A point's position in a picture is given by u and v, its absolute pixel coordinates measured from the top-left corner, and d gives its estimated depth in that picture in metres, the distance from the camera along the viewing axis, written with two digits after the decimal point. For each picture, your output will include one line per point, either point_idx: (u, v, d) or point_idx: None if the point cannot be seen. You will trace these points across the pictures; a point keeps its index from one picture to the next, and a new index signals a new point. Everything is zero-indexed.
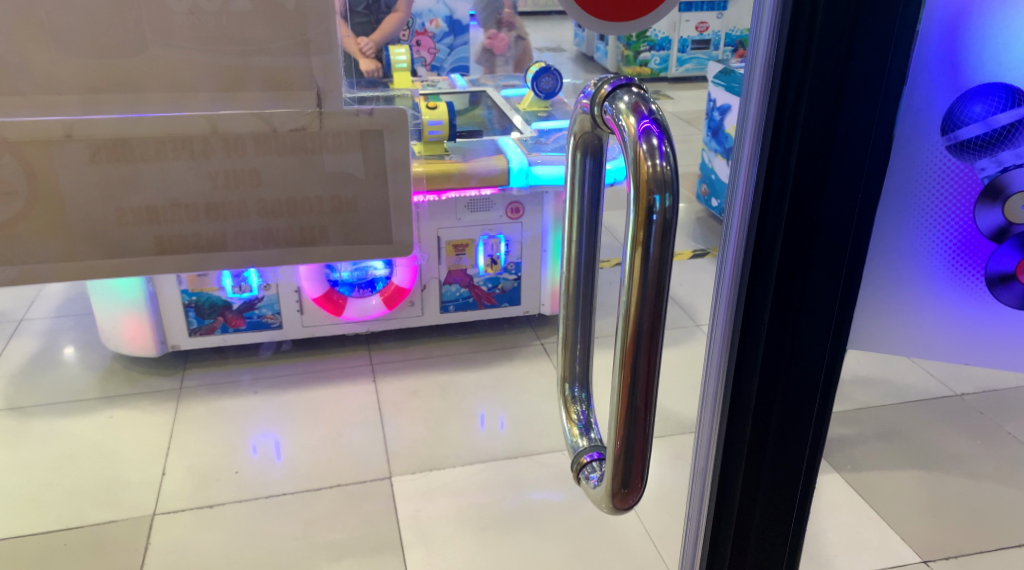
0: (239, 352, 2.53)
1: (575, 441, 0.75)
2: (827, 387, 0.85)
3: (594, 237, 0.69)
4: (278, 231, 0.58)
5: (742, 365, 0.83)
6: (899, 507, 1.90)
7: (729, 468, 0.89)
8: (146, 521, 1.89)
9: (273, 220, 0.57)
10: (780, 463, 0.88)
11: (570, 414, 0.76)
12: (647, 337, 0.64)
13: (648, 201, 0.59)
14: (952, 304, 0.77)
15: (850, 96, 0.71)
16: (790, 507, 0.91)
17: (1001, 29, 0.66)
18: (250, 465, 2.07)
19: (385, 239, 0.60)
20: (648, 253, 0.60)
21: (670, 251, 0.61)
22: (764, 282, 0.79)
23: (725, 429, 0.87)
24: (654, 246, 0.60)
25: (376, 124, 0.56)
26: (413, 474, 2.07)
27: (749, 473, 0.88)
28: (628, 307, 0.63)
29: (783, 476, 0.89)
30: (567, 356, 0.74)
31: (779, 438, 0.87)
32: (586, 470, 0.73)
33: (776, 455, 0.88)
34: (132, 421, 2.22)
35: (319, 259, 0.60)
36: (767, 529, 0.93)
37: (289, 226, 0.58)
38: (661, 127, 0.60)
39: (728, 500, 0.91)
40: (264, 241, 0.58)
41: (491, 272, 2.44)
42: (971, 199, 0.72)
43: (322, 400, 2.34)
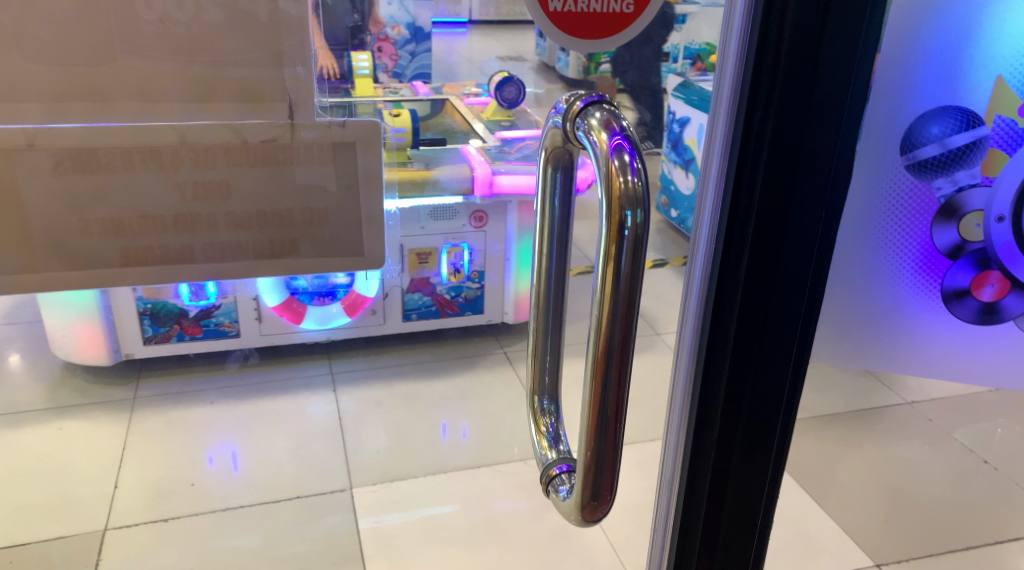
0: (206, 364, 2.54)
1: (545, 453, 0.75)
2: (791, 396, 0.88)
3: (565, 253, 0.69)
4: (251, 241, 0.60)
5: (708, 378, 0.86)
6: (854, 513, 1.95)
7: (696, 477, 0.91)
8: (98, 537, 1.94)
9: (244, 230, 0.59)
10: (745, 470, 0.91)
11: (539, 426, 0.75)
12: (619, 351, 0.64)
13: (620, 217, 0.60)
14: (910, 316, 0.82)
15: (815, 119, 0.73)
16: (756, 513, 0.94)
17: (955, 55, 0.69)
18: (206, 477, 2.13)
19: (356, 251, 0.63)
20: (620, 267, 0.61)
21: (641, 267, 0.62)
22: (730, 298, 0.81)
23: (692, 438, 0.89)
24: (625, 261, 0.61)
25: (348, 137, 0.59)
26: (374, 485, 2.14)
27: (716, 481, 0.91)
28: (600, 322, 0.64)
29: (749, 484, 0.91)
30: (534, 369, 0.75)
31: (745, 446, 0.89)
32: (554, 483, 0.74)
33: (741, 463, 0.90)
34: (84, 431, 2.25)
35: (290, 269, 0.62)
36: (733, 536, 0.95)
37: (260, 237, 0.60)
38: (632, 143, 0.60)
39: (694, 507, 0.93)
40: (232, 253, 0.60)
41: (454, 280, 2.47)
42: (929, 217, 0.76)
43: (281, 411, 2.40)
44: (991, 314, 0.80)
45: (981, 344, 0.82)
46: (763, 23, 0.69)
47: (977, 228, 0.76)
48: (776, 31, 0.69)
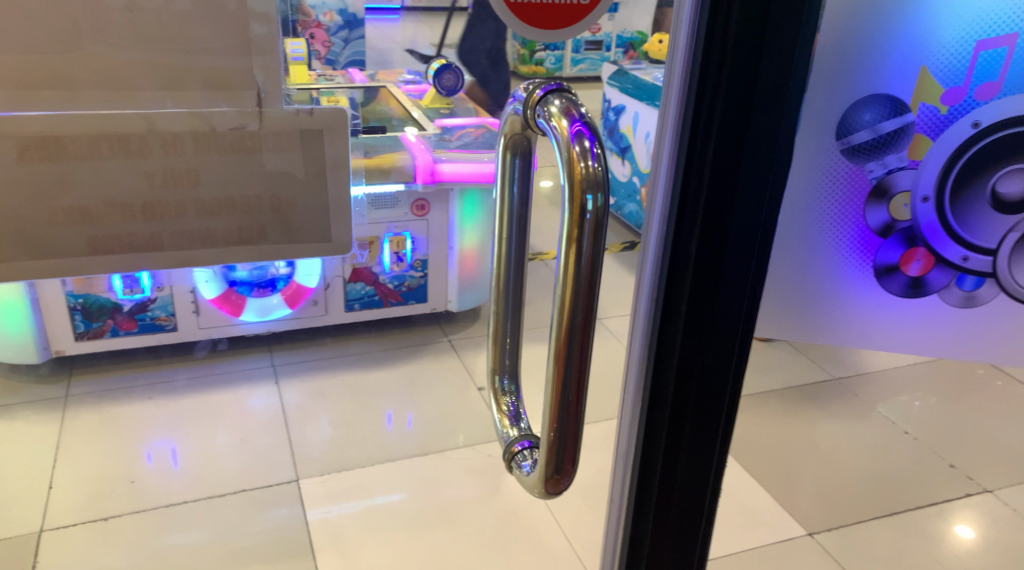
0: (180, 351, 2.69)
1: (506, 432, 0.78)
2: (738, 369, 0.93)
3: (523, 237, 0.72)
4: (222, 228, 0.65)
5: (662, 350, 0.92)
6: (788, 484, 2.05)
7: (651, 444, 0.97)
8: (35, 538, 1.99)
9: (215, 216, 0.64)
10: (696, 441, 0.96)
11: (500, 406, 0.78)
12: (581, 330, 0.67)
13: (581, 200, 0.62)
14: (846, 292, 0.87)
15: (759, 104, 0.79)
16: (706, 484, 0.99)
17: (882, 47, 0.75)
18: (146, 474, 2.20)
19: (323, 238, 0.69)
20: (581, 249, 0.64)
21: (601, 248, 0.65)
22: (682, 274, 0.87)
23: (646, 407, 0.95)
24: (587, 243, 0.64)
25: (316, 124, 0.64)
26: (321, 476, 2.23)
27: (670, 449, 0.96)
28: (563, 302, 0.66)
29: (700, 454, 0.97)
30: (494, 352, 0.77)
31: (696, 418, 0.94)
32: (517, 459, 0.77)
33: (694, 434, 0.95)
34: (15, 431, 2.31)
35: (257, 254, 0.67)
36: (686, 506, 1.00)
37: (229, 224, 0.65)
38: (593, 130, 0.63)
39: (649, 475, 0.98)
40: (201, 239, 0.65)
41: (397, 270, 2.58)
42: (861, 198, 0.82)
43: (222, 405, 2.48)
44: (918, 288, 0.85)
45: (911, 318, 0.87)
46: (711, 14, 0.76)
47: (905, 208, 0.81)
48: (723, 21, 0.76)
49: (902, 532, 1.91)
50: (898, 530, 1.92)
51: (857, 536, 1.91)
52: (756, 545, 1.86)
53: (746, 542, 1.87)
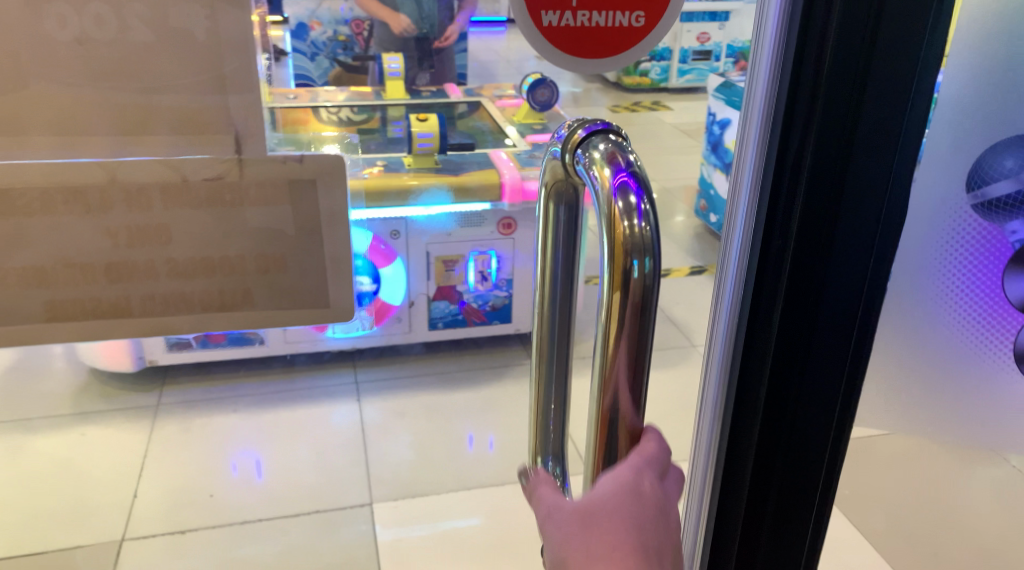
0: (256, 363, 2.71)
1: None
2: (838, 436, 0.95)
3: (571, 302, 0.66)
4: (203, 291, 0.64)
5: (740, 401, 0.90)
6: (897, 545, 1.85)
7: (730, 492, 0.95)
8: (115, 546, 2.02)
9: (193, 280, 0.63)
10: (783, 501, 0.96)
11: None
12: (630, 392, 0.61)
13: (625, 265, 0.57)
14: (984, 355, 0.87)
15: (860, 156, 0.79)
16: (796, 543, 1.00)
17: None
18: (224, 488, 2.20)
19: (324, 302, 0.67)
20: (625, 311, 0.58)
21: (649, 318, 0.59)
22: (763, 325, 0.86)
23: (723, 457, 0.94)
24: (630, 309, 0.58)
25: (308, 171, 0.61)
26: (395, 501, 2.17)
27: (753, 504, 0.96)
28: (606, 358, 0.60)
29: (785, 514, 0.98)
30: (533, 441, 0.71)
31: (781, 479, 0.95)
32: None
33: (782, 481, 0.95)
34: (105, 436, 2.38)
35: (246, 320, 0.66)
36: (771, 562, 1.00)
37: (212, 286, 0.64)
38: (640, 180, 0.57)
39: (727, 528, 0.97)
40: (177, 302, 0.64)
41: (482, 288, 2.53)
42: (1002, 261, 0.83)
43: (303, 420, 2.47)
44: None
45: None
46: (802, 50, 0.74)
47: None
48: (817, 65, 0.74)
49: None
50: None
51: None
52: None
53: None
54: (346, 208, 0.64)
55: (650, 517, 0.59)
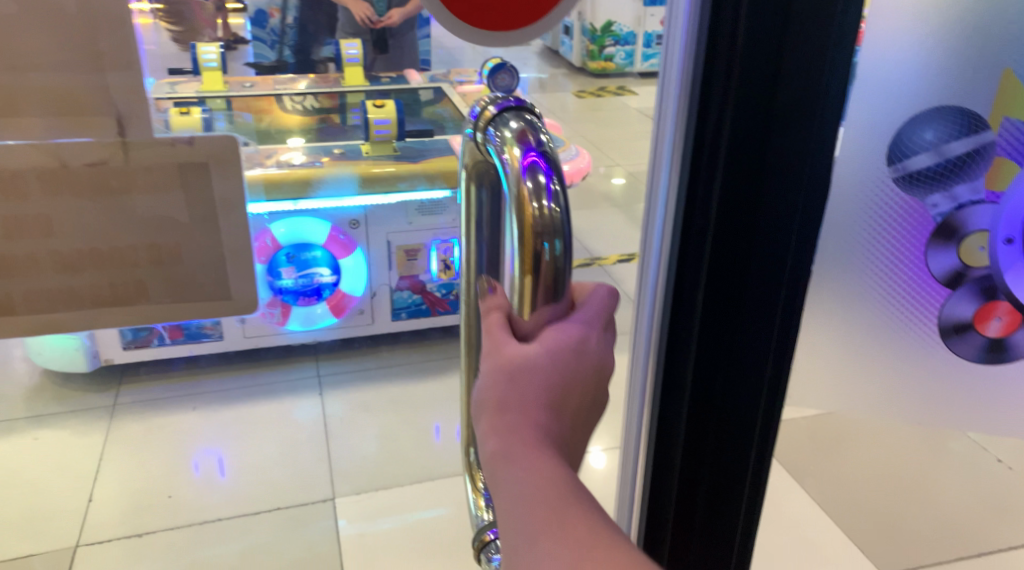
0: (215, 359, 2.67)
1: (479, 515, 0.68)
2: (770, 403, 0.97)
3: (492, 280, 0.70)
4: (95, 285, 0.81)
5: (673, 359, 0.95)
6: (858, 521, 1.87)
7: (666, 462, 1.01)
8: (71, 552, 1.97)
9: (82, 273, 0.80)
10: (720, 462, 1.00)
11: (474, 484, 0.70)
12: (546, 318, 0.61)
13: (535, 246, 0.59)
14: (909, 328, 0.88)
15: (777, 130, 0.82)
16: (735, 505, 1.03)
17: (941, 75, 0.75)
18: (183, 488, 2.16)
19: (221, 295, 0.87)
20: (538, 281, 0.60)
21: (561, 291, 0.61)
22: (688, 303, 0.92)
23: (660, 413, 0.99)
24: (542, 284, 0.60)
25: (199, 161, 0.80)
26: (358, 495, 2.15)
27: (690, 462, 1.00)
28: (523, 298, 0.61)
29: (724, 477, 1.01)
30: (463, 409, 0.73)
31: (717, 440, 0.99)
32: (488, 551, 0.66)
33: (713, 454, 1.00)
34: (59, 440, 2.32)
35: (137, 312, 0.84)
36: (711, 522, 1.04)
37: (104, 281, 0.81)
38: (548, 161, 0.60)
39: (668, 484, 1.02)
40: (73, 294, 0.80)
41: (445, 277, 2.51)
42: (925, 236, 0.83)
43: (265, 416, 2.43)
44: (993, 348, 0.86)
45: (976, 374, 0.88)
46: (715, 28, 0.78)
47: (979, 251, 0.82)
48: (728, 41, 0.78)
49: None
50: None
51: None
52: None
53: None
54: (238, 199, 0.82)
55: (586, 369, 0.60)
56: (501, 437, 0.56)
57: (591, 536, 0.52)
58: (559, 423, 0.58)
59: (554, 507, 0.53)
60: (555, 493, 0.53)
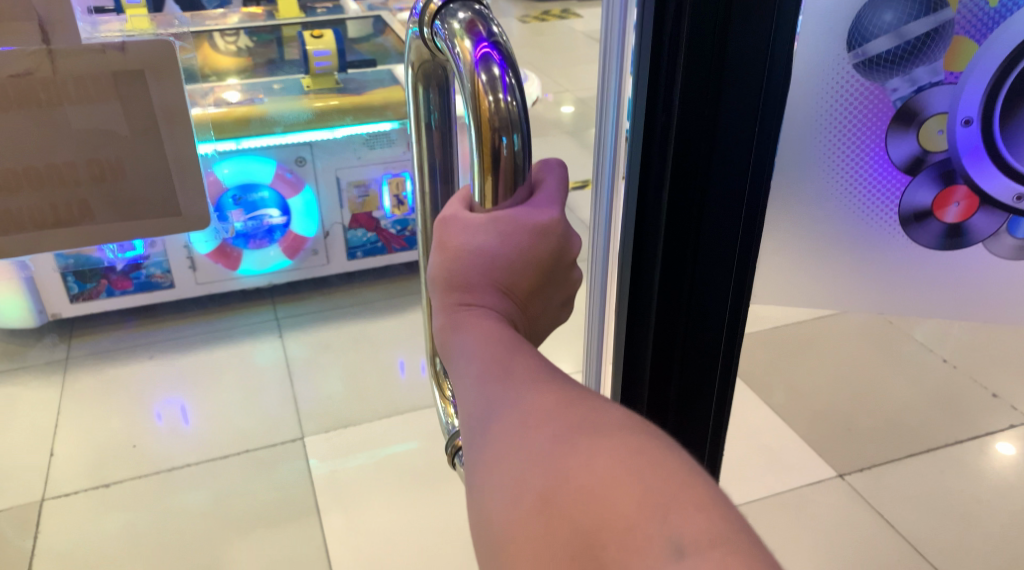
0: (169, 308, 2.62)
1: (450, 422, 0.70)
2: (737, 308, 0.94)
3: (448, 184, 0.69)
4: (36, 207, 0.82)
5: (639, 265, 0.92)
6: (815, 426, 1.93)
7: (638, 370, 1.00)
8: (37, 507, 1.94)
9: (22, 195, 0.80)
10: (691, 367, 0.98)
11: (443, 393, 0.72)
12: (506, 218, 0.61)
13: (494, 141, 0.58)
14: (872, 228, 0.82)
15: (737, 17, 0.77)
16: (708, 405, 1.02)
17: None
18: (148, 437, 2.14)
19: (173, 212, 0.87)
20: (497, 181, 0.60)
21: (521, 185, 0.61)
22: (653, 207, 0.88)
23: (627, 321, 0.96)
24: (502, 179, 0.60)
25: (134, 67, 0.78)
26: (327, 433, 2.15)
27: (659, 367, 0.98)
28: (484, 196, 0.60)
29: (694, 381, 0.99)
30: (427, 318, 0.74)
31: (685, 346, 0.97)
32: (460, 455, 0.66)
33: (682, 364, 0.98)
34: (13, 397, 2.27)
35: (83, 233, 0.84)
36: (684, 423, 1.03)
37: (47, 202, 0.82)
38: (502, 53, 0.58)
39: (637, 388, 1.01)
40: (23, 216, 0.81)
41: (398, 214, 2.47)
42: (885, 124, 0.76)
43: (225, 362, 2.40)
44: (954, 237, 0.81)
45: (946, 269, 0.83)
46: None
47: (939, 134, 0.76)
48: None
49: (940, 473, 1.79)
50: (938, 469, 1.79)
51: (892, 479, 1.79)
52: (778, 491, 1.78)
53: (772, 487, 1.78)
54: (180, 108, 0.81)
55: (547, 249, 0.60)
56: (447, 312, 0.60)
57: (545, 394, 0.53)
58: (506, 301, 0.60)
59: (497, 364, 0.56)
60: (503, 350, 0.57)
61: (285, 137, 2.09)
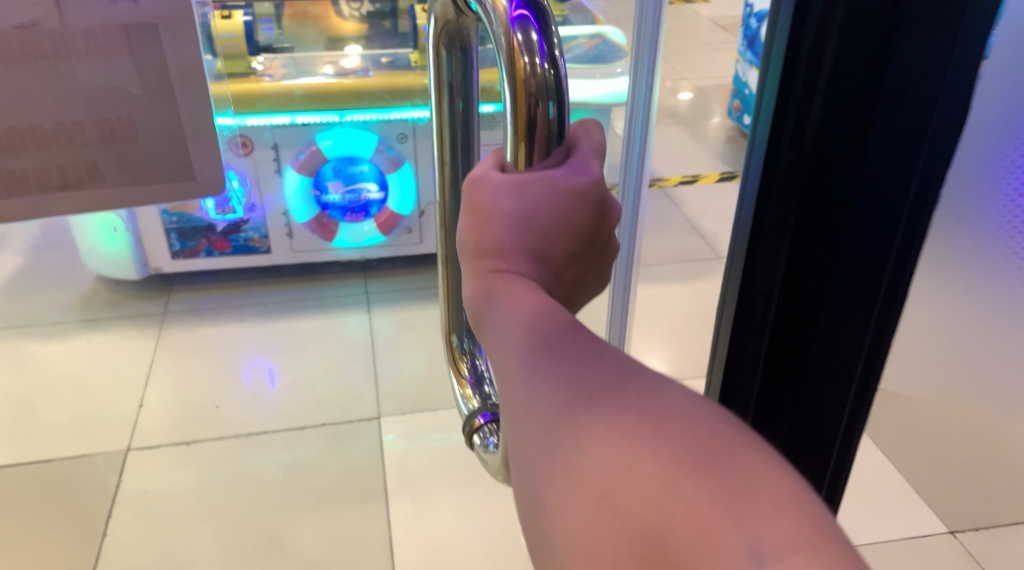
0: (265, 272, 2.65)
1: (469, 404, 0.67)
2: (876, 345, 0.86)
3: (470, 159, 0.63)
4: (39, 168, 0.61)
5: (759, 290, 0.83)
6: (928, 471, 1.74)
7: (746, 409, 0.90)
8: (122, 457, 1.98)
9: (21, 154, 0.60)
10: (812, 406, 0.89)
11: (460, 371, 0.69)
12: None
13: (528, 108, 0.49)
14: None
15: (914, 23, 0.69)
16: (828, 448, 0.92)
17: None
18: (231, 400, 2.15)
19: (191, 178, 0.65)
20: (532, 150, 0.49)
21: (559, 157, 0.50)
22: (775, 232, 0.79)
23: (743, 351, 0.87)
24: (537, 147, 0.49)
25: (145, 11, 0.58)
26: (403, 415, 2.11)
27: (775, 405, 0.89)
28: (514, 164, 0.49)
29: (815, 419, 0.90)
30: (446, 299, 0.68)
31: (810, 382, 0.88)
32: (479, 433, 0.64)
33: (798, 400, 0.89)
34: (111, 345, 2.34)
35: (95, 201, 0.64)
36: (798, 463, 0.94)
37: (50, 163, 0.62)
38: (540, 10, 0.49)
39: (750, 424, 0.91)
40: (13, 188, 0.62)
41: None
42: None
43: (312, 331, 2.40)
44: None
45: None
46: None
47: None
48: None
49: None
50: None
51: (1012, 541, 1.59)
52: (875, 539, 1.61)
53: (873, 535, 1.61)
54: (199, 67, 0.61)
55: (588, 221, 0.48)
56: (480, 275, 0.46)
57: (593, 363, 0.39)
58: (543, 271, 0.47)
59: (535, 336, 0.41)
60: (542, 320, 0.42)
61: (388, 114, 2.07)
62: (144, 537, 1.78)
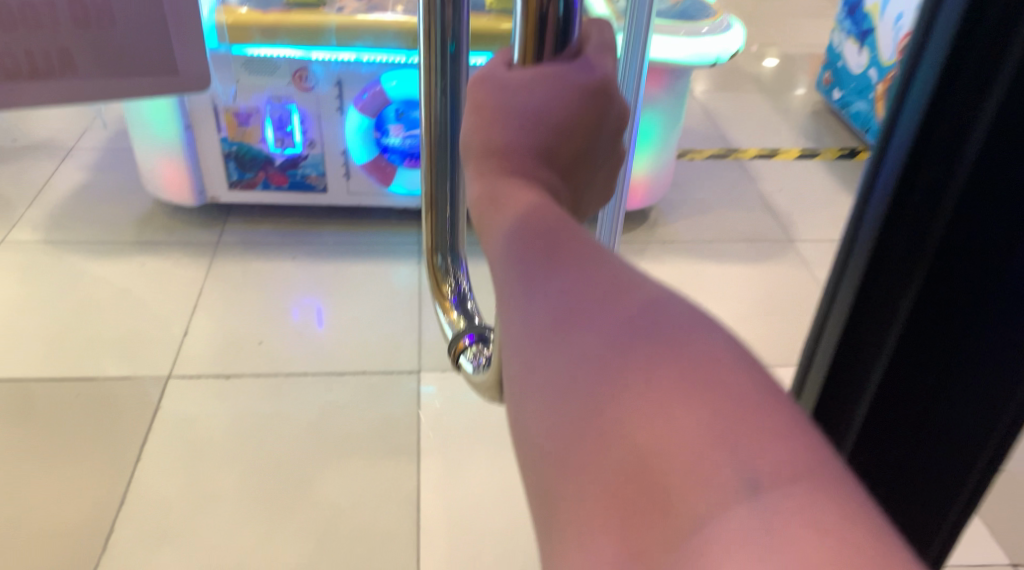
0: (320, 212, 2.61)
1: (453, 322, 0.85)
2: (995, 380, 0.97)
3: (457, 67, 0.77)
4: (10, 53, 0.75)
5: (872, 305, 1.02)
6: None
7: (835, 396, 1.10)
8: (162, 382, 1.98)
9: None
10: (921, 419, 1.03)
11: (444, 283, 0.87)
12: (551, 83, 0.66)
13: (541, 9, 0.63)
14: None
15: None
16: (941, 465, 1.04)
17: None
18: (274, 337, 2.13)
19: (172, 70, 0.81)
20: (544, 46, 0.65)
21: (566, 52, 0.66)
22: (901, 260, 0.97)
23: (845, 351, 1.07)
24: (549, 41, 0.65)
25: None
26: (444, 371, 2.05)
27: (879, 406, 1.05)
28: (530, 56, 0.65)
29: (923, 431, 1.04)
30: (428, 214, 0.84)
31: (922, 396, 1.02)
32: (465, 353, 0.81)
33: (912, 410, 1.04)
34: (163, 270, 2.33)
35: (71, 85, 0.78)
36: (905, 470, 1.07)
37: (22, 49, 0.75)
38: None
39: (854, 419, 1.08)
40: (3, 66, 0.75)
41: None
42: None
43: (361, 275, 2.36)
44: None
45: None
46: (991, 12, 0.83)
47: None
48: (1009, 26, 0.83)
49: None
50: None
51: None
52: None
53: None
54: None
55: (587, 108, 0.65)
56: (495, 174, 0.63)
57: (569, 230, 0.56)
58: (547, 159, 0.64)
59: (541, 234, 0.55)
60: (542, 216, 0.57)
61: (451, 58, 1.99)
62: (177, 467, 1.77)
